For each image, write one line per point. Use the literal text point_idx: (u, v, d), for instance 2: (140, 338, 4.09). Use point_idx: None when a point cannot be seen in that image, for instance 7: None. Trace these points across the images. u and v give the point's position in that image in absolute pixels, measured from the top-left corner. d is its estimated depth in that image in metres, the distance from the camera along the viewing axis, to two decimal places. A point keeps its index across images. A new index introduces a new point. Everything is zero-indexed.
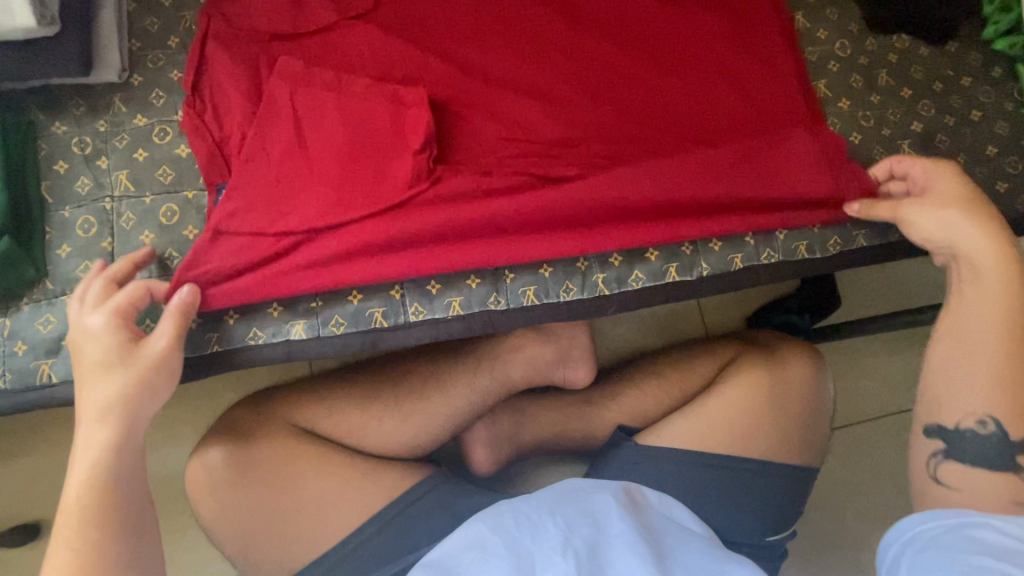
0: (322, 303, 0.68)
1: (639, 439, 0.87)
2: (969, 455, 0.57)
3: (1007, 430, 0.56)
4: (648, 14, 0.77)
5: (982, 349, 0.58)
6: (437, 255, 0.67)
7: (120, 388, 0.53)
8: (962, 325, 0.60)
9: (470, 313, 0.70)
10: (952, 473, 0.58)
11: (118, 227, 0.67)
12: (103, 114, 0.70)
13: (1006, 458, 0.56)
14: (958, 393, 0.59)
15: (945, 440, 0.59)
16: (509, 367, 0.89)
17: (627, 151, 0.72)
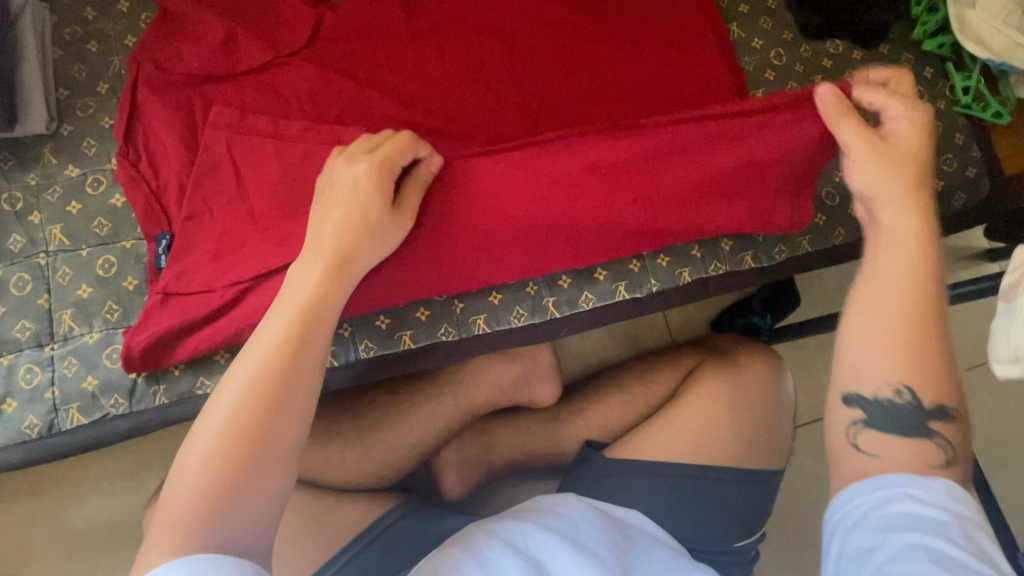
0: None
1: (606, 453, 0.88)
2: (891, 424, 0.49)
3: (921, 398, 0.49)
4: (587, 33, 0.77)
5: (892, 316, 0.50)
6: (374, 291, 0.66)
7: (294, 314, 0.50)
8: (873, 292, 0.51)
9: (421, 346, 0.70)
10: (873, 443, 0.50)
11: (54, 282, 0.66)
12: (32, 167, 0.68)
13: (920, 425, 0.49)
14: (884, 355, 0.50)
15: (865, 409, 0.50)
16: (472, 392, 0.89)
17: None
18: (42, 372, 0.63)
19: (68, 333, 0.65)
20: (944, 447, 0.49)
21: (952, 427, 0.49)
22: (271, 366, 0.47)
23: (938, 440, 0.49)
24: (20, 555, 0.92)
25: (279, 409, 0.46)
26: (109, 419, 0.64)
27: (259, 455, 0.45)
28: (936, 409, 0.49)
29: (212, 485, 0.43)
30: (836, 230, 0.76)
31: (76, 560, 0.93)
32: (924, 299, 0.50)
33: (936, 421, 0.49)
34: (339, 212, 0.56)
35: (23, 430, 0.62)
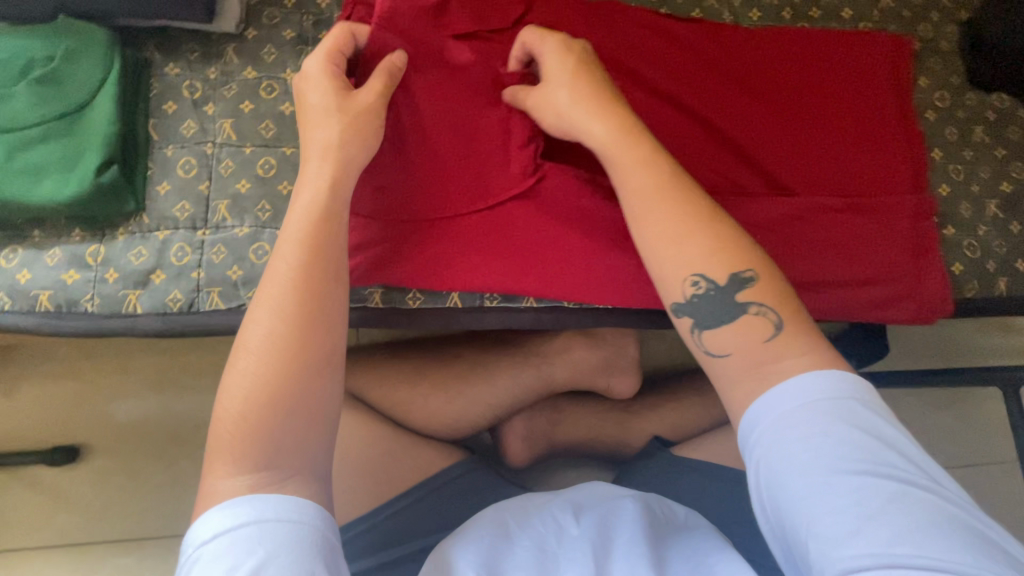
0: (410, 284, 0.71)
1: (675, 450, 0.88)
2: (718, 318, 0.51)
3: (717, 280, 0.51)
4: (775, 67, 0.76)
5: (690, 234, 0.52)
6: (521, 270, 0.70)
7: (277, 267, 0.52)
8: (651, 228, 0.54)
9: (542, 306, 0.73)
10: (719, 339, 0.51)
11: (216, 172, 0.69)
12: (214, 62, 0.72)
13: (730, 300, 0.51)
14: (685, 263, 0.52)
15: (692, 315, 0.52)
16: (554, 368, 0.88)
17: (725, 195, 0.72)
18: (193, 253, 0.67)
19: (220, 222, 0.68)
20: (762, 311, 0.50)
21: (757, 290, 0.51)
22: (284, 300, 0.50)
23: (755, 309, 0.51)
24: (97, 426, 0.97)
25: (300, 346, 0.49)
26: (243, 310, 0.66)
27: (306, 374, 0.48)
28: (729, 280, 0.51)
29: (258, 413, 0.46)
30: (972, 280, 0.74)
31: (146, 442, 0.98)
32: (676, 203, 0.54)
33: (740, 293, 0.51)
34: (308, 188, 0.56)
35: (168, 303, 0.65)
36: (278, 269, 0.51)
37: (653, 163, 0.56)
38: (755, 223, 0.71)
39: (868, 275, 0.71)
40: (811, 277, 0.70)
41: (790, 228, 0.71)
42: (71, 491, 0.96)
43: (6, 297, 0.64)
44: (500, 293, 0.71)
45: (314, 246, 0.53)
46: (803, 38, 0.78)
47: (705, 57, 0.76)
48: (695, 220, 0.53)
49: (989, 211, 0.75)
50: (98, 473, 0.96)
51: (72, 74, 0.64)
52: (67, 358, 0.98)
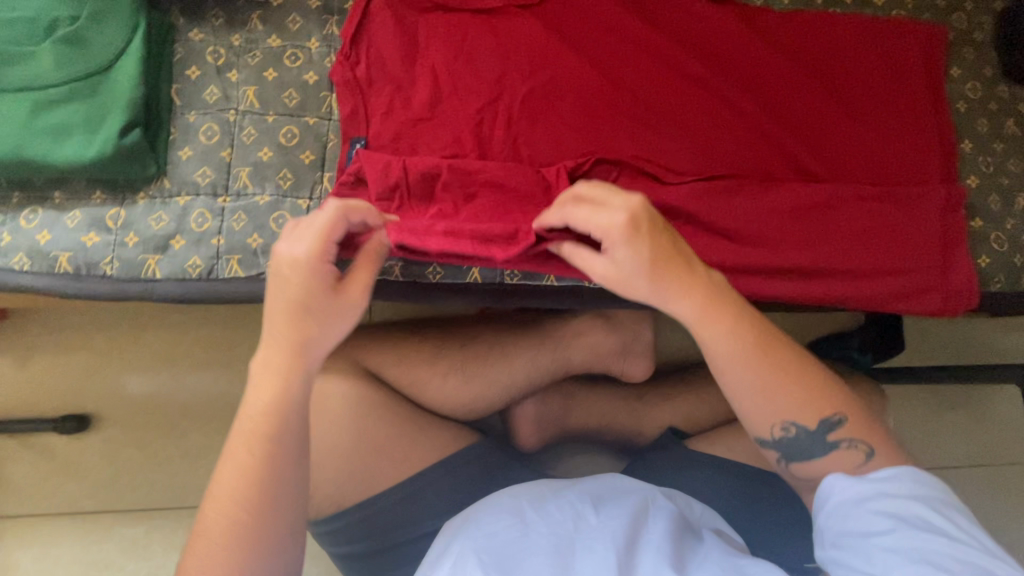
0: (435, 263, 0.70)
1: (689, 443, 0.88)
2: (804, 451, 0.56)
3: (806, 424, 0.55)
4: (806, 53, 0.75)
5: (782, 388, 0.55)
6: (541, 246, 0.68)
7: (250, 416, 0.51)
8: (735, 386, 0.55)
9: (563, 285, 0.72)
10: (806, 468, 0.57)
11: (238, 140, 0.68)
12: (239, 29, 0.71)
13: (820, 442, 0.55)
14: (776, 412, 0.55)
15: (780, 450, 0.57)
16: (570, 351, 0.88)
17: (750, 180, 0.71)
18: (214, 219, 0.66)
19: (241, 189, 0.67)
20: (854, 447, 0.55)
21: (846, 427, 0.55)
22: (257, 454, 0.50)
23: (847, 445, 0.55)
24: (107, 396, 0.97)
25: (270, 504, 0.50)
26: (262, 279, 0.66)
27: (287, 487, 0.50)
28: (819, 424, 0.55)
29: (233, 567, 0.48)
30: (999, 274, 0.73)
31: (156, 414, 0.97)
32: (768, 371, 0.54)
33: (830, 433, 0.55)
34: (276, 339, 0.51)
35: (187, 268, 0.65)
36: (249, 422, 0.50)
37: (736, 332, 0.55)
38: (779, 211, 0.70)
39: (892, 268, 0.70)
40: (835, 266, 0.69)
41: (815, 217, 0.70)
42: (81, 461, 0.96)
43: (26, 257, 0.63)
44: (523, 270, 0.70)
45: (279, 412, 0.51)
46: (834, 25, 0.76)
47: (735, 40, 0.75)
48: (787, 379, 0.55)
49: (1018, 205, 0.74)
50: (107, 443, 0.96)
51: (96, 36, 0.63)
52: (79, 327, 0.98)
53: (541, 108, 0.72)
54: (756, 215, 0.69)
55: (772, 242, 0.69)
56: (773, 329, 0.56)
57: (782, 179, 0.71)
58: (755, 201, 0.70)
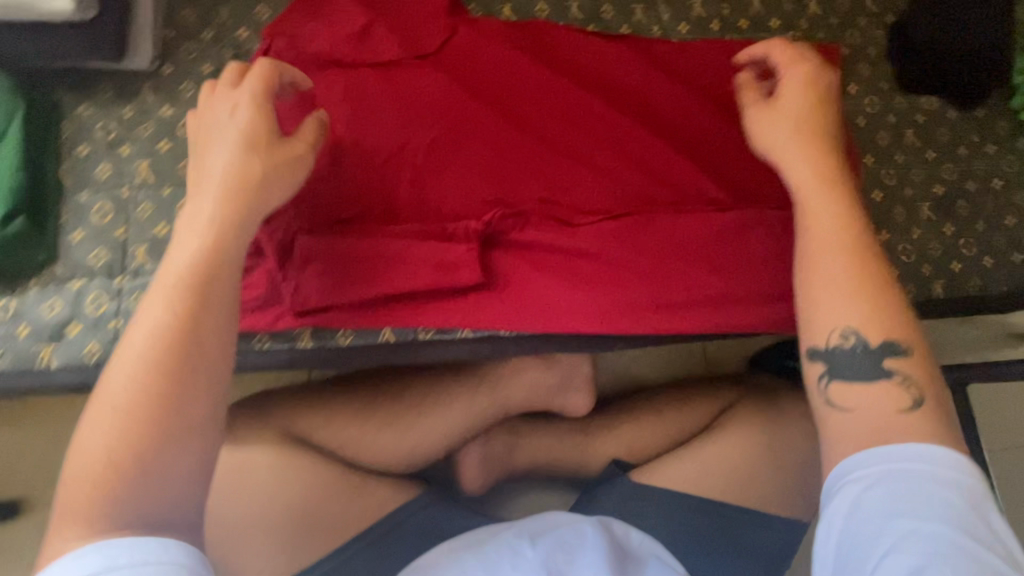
0: (347, 331, 0.67)
1: (631, 475, 0.88)
2: (856, 370, 0.48)
3: (868, 342, 0.48)
4: (707, 81, 0.76)
5: (852, 300, 0.49)
6: (452, 303, 0.67)
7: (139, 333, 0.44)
8: (817, 283, 0.50)
9: (479, 336, 0.68)
10: (842, 393, 0.48)
11: (134, 216, 0.67)
12: (130, 101, 0.69)
13: (877, 365, 0.48)
14: (840, 315, 0.49)
15: (827, 361, 0.49)
16: (508, 392, 0.87)
17: (658, 212, 0.71)
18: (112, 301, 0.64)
19: (139, 267, 0.65)
20: (907, 384, 0.47)
21: (911, 366, 0.47)
22: (153, 353, 0.43)
23: (900, 380, 0.47)
24: (34, 479, 0.92)
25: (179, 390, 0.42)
26: None
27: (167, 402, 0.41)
28: (883, 346, 0.48)
29: (145, 394, 0.41)
30: (909, 285, 0.74)
31: None
32: (862, 288, 0.49)
33: (890, 360, 0.48)
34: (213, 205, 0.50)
35: (84, 354, 0.62)
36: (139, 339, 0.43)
37: (845, 219, 0.52)
38: (687, 243, 0.70)
39: (802, 291, 0.70)
40: (745, 295, 0.69)
41: (724, 245, 0.70)
42: None
43: None
44: (436, 325, 0.67)
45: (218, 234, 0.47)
46: (730, 51, 0.77)
47: (634, 74, 0.75)
48: (870, 289, 0.49)
49: (922, 215, 0.76)
50: (36, 531, 0.91)
51: None
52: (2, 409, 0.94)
53: (444, 155, 0.70)
54: (665, 245, 0.70)
55: (685, 271, 0.69)
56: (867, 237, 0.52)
57: (691, 208, 0.71)
58: (662, 234, 0.70)
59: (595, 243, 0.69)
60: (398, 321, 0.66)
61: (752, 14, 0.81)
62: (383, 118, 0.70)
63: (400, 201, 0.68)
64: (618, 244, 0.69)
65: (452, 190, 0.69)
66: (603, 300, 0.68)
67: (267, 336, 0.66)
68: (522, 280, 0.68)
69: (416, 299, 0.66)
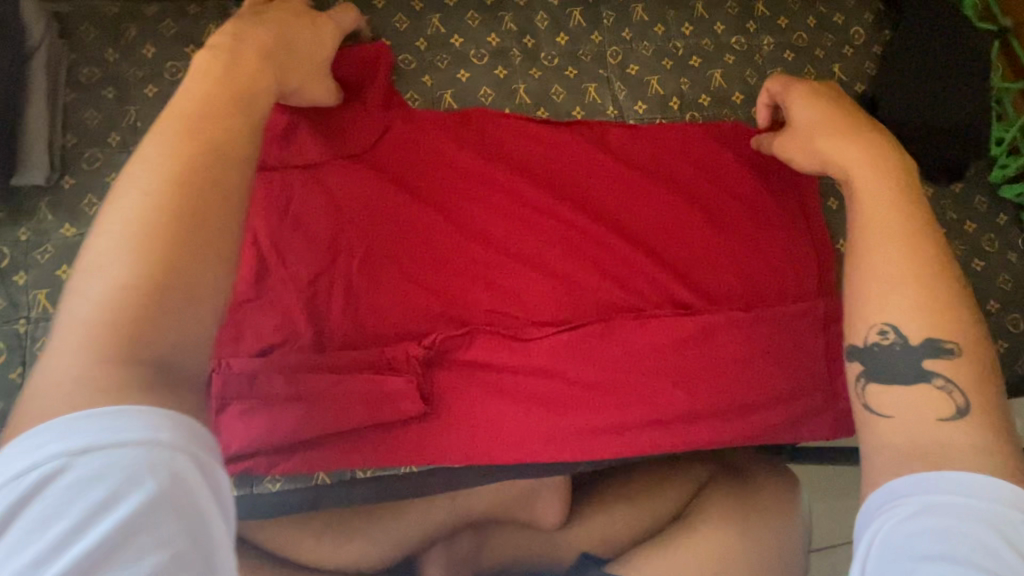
0: (277, 477, 0.60)
1: (609, 568, 0.81)
2: (894, 373, 0.41)
3: (912, 337, 0.41)
4: (669, 169, 0.70)
5: (894, 279, 0.42)
6: (393, 437, 0.61)
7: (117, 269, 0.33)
8: (854, 267, 0.44)
9: (425, 471, 0.62)
10: (882, 403, 0.41)
11: (32, 354, 0.59)
12: (25, 221, 0.62)
13: (917, 364, 0.40)
14: (876, 303, 0.43)
15: (864, 361, 0.43)
16: (468, 502, 0.82)
17: (619, 323, 0.65)
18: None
19: None
20: (949, 391, 0.39)
21: (960, 366, 0.39)
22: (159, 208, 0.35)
23: (943, 384, 0.39)
24: None
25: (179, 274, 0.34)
26: None
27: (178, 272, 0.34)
28: (928, 342, 0.40)
29: (145, 254, 0.34)
30: None
31: None
32: (904, 239, 0.43)
33: (932, 358, 0.40)
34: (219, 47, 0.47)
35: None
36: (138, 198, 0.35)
37: (886, 188, 0.47)
38: (651, 356, 0.64)
39: (775, 402, 0.66)
40: (712, 411, 0.64)
41: (689, 356, 0.65)
42: None
43: None
44: (376, 464, 0.61)
45: (227, 151, 0.39)
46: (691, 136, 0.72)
47: (590, 164, 0.69)
48: (909, 262, 0.42)
49: None
50: None
51: None
52: None
53: (381, 266, 0.64)
54: (626, 357, 0.64)
55: (647, 384, 0.64)
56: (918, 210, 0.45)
57: (653, 313, 0.66)
58: (623, 347, 0.64)
59: (551, 360, 0.63)
60: (332, 460, 0.60)
61: (713, 88, 0.76)
62: (314, 230, 0.64)
63: (333, 322, 0.62)
64: (576, 361, 0.64)
65: (393, 310, 0.63)
66: (559, 421, 0.63)
67: None
68: (470, 407, 0.62)
69: (354, 435, 0.60)
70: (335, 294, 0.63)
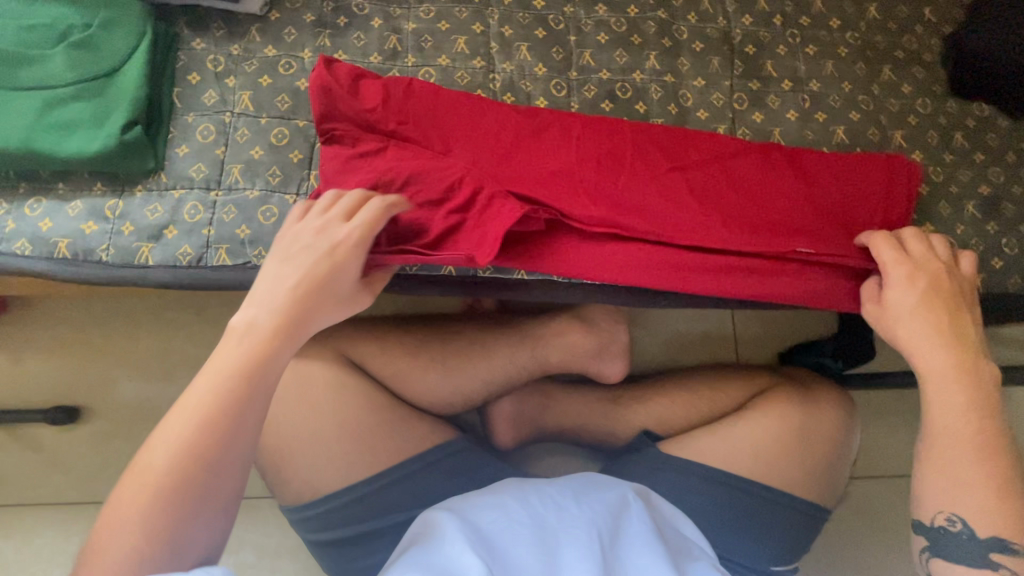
0: (416, 265, 0.73)
1: (661, 446, 0.90)
2: (954, 555, 0.58)
3: (973, 529, 0.57)
4: (749, 192, 0.75)
5: (969, 487, 0.57)
6: (514, 247, 0.72)
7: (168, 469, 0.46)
8: (935, 452, 0.60)
9: (533, 278, 0.74)
10: (941, 567, 0.59)
11: (232, 139, 0.73)
12: (238, 40, 0.77)
13: (982, 556, 0.56)
14: (946, 501, 0.58)
15: (928, 538, 0.60)
16: (547, 351, 0.91)
17: (712, 218, 0.73)
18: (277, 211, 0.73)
19: (233, 184, 0.72)
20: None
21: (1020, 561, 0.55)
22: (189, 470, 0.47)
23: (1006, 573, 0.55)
24: (99, 391, 1.00)
25: (215, 471, 0.48)
26: (248, 267, 0.70)
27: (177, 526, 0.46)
28: (989, 540, 0.56)
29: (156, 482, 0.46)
30: None
31: (143, 414, 1.00)
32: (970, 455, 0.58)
33: (998, 554, 0.55)
34: (267, 310, 0.53)
35: (250, 255, 0.70)
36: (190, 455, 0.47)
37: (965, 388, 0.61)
38: (739, 236, 0.72)
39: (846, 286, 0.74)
40: (788, 281, 0.73)
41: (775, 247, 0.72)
42: (68, 452, 0.99)
43: (28, 243, 0.68)
44: (494, 265, 0.73)
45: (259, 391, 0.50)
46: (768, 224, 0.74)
47: (676, 187, 0.73)
48: (963, 470, 0.58)
49: (966, 213, 0.79)
50: (96, 435, 0.99)
51: (106, 42, 0.69)
52: (77, 322, 1.02)
53: (512, 133, 0.73)
54: (728, 224, 0.73)
55: (743, 244, 0.72)
56: (973, 375, 0.62)
57: (743, 215, 0.74)
58: (716, 225, 0.72)
59: (652, 217, 0.72)
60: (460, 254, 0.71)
61: (813, 13, 0.86)
62: (450, 113, 0.73)
63: (473, 143, 0.72)
64: (675, 224, 0.72)
65: (525, 154, 0.72)
66: (660, 262, 0.72)
67: None
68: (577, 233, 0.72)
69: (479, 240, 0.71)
70: (475, 140, 0.72)
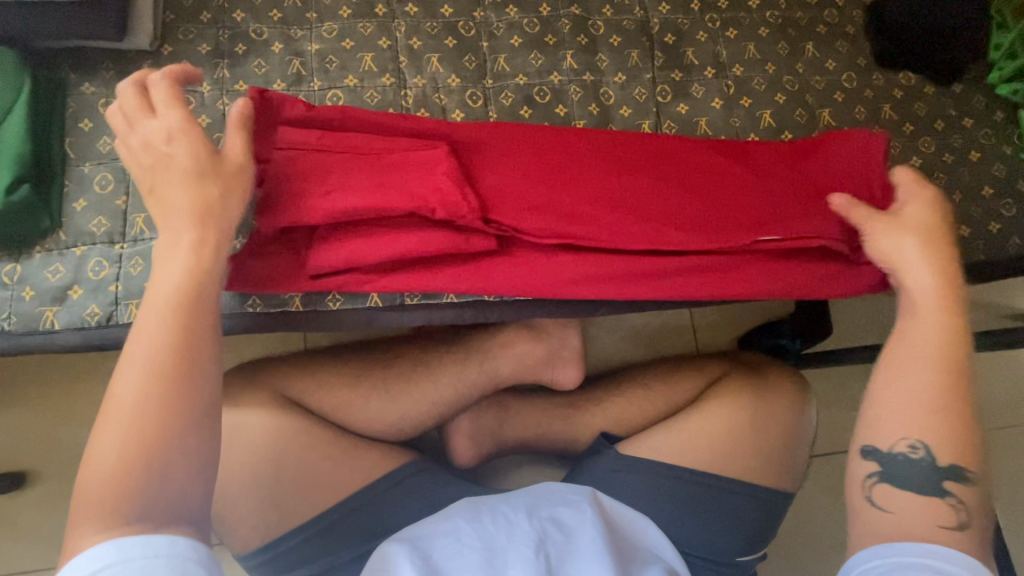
0: (340, 301, 0.71)
1: (620, 447, 0.88)
2: (908, 482, 0.52)
3: (936, 456, 0.52)
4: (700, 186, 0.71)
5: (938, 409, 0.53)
6: (455, 271, 0.69)
7: (124, 425, 0.43)
8: (906, 366, 0.55)
9: (464, 301, 0.72)
10: (885, 496, 0.53)
11: (134, 186, 0.70)
12: (131, 79, 0.73)
13: (936, 485, 0.52)
14: (909, 421, 0.53)
15: (880, 462, 0.54)
16: (496, 363, 0.89)
17: (661, 218, 0.69)
18: None
19: (138, 235, 0.69)
20: (959, 508, 0.51)
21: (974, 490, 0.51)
22: (165, 361, 0.45)
23: (953, 502, 0.51)
24: (42, 451, 0.97)
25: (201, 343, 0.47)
26: None
27: (173, 379, 0.45)
28: (947, 468, 0.52)
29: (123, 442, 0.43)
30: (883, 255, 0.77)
31: None
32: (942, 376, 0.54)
33: (950, 482, 0.52)
34: (181, 268, 0.50)
35: None
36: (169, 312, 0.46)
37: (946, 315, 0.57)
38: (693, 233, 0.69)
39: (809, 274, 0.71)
40: (746, 276, 0.70)
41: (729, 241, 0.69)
42: (15, 519, 0.95)
43: None
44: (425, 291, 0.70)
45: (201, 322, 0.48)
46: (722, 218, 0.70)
47: (624, 189, 0.70)
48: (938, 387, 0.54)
49: None
50: (44, 498, 0.96)
51: None
52: (10, 383, 0.98)
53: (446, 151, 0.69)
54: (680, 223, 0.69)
55: (694, 240, 0.69)
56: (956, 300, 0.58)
57: (694, 211, 0.70)
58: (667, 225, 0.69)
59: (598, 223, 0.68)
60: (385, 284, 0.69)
61: None
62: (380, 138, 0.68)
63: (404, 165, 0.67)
64: (623, 228, 0.68)
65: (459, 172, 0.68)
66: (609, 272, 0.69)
67: (259, 299, 0.70)
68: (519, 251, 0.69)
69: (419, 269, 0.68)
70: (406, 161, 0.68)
